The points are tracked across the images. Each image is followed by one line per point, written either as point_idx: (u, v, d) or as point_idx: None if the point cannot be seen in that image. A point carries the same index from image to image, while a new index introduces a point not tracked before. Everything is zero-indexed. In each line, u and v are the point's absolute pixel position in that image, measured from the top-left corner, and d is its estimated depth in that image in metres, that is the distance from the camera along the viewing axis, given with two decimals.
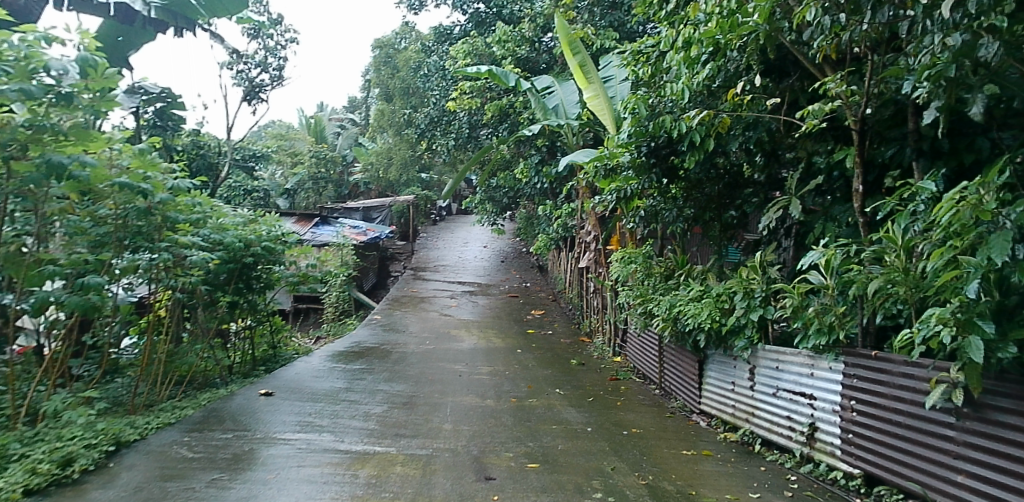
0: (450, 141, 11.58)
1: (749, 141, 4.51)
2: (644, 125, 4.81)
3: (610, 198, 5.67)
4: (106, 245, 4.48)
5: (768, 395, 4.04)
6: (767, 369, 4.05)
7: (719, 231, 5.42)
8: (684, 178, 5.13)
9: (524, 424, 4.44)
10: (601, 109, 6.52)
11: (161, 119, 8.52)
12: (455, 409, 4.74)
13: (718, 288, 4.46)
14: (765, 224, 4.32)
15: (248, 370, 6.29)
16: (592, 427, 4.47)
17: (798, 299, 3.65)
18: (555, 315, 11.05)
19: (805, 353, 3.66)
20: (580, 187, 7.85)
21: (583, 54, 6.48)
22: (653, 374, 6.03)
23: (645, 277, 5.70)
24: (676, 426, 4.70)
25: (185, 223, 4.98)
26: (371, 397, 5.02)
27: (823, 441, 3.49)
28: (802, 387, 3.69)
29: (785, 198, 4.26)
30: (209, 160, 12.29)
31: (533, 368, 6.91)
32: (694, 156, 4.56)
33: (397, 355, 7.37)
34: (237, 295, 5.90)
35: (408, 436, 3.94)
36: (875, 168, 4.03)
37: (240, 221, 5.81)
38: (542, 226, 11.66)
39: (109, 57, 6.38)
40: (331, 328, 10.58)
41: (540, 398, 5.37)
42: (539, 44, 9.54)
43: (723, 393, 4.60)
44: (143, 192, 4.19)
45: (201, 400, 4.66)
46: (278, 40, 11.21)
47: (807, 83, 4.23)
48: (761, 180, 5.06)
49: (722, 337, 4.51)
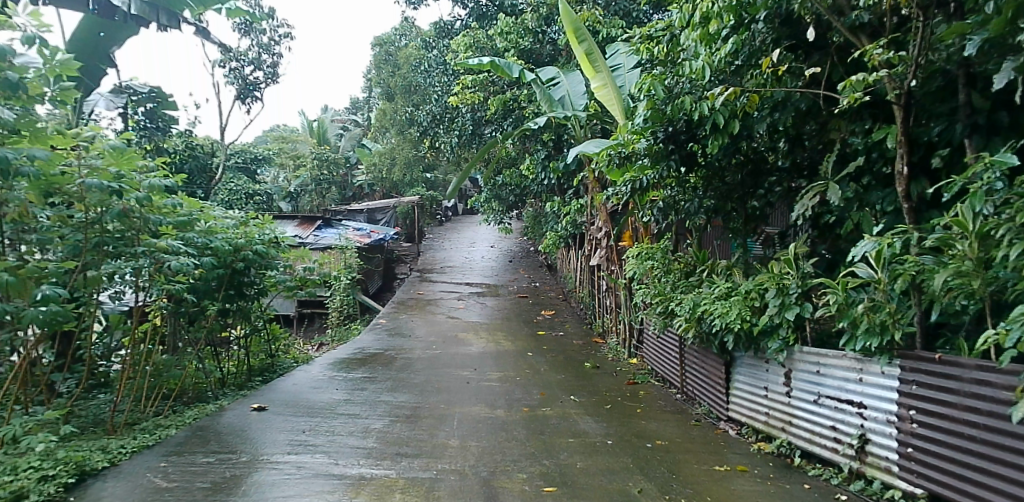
0: (453, 139, 11.20)
1: (778, 122, 4.12)
2: (661, 108, 4.35)
3: (623, 190, 5.29)
4: (82, 252, 4.16)
5: (807, 402, 3.67)
6: (806, 374, 3.68)
7: (743, 223, 5.02)
8: (704, 165, 4.74)
9: (538, 437, 4.06)
10: (609, 99, 6.14)
11: (152, 120, 8.20)
12: (463, 422, 4.36)
13: (746, 285, 4.07)
14: (800, 212, 3.93)
15: (244, 381, 5.94)
16: (613, 440, 4.09)
17: (843, 296, 3.24)
18: (566, 315, 10.67)
19: (852, 357, 3.29)
20: (590, 181, 7.40)
21: (589, 41, 6.05)
22: (674, 377, 5.66)
23: (663, 274, 5.30)
24: (703, 437, 4.31)
25: (169, 227, 4.64)
26: (372, 410, 4.66)
27: (876, 455, 3.14)
28: (849, 394, 3.33)
29: (821, 183, 3.87)
30: (202, 161, 11.95)
31: (546, 372, 6.52)
32: (716, 141, 4.12)
33: (401, 361, 7.00)
34: (227, 304, 5.51)
35: (410, 455, 3.58)
36: (919, 147, 3.65)
37: (231, 223, 5.46)
38: (550, 224, 11.26)
39: (90, 53, 6.07)
40: (334, 334, 10.23)
41: (555, 406, 4.99)
42: (543, 35, 9.13)
43: (754, 400, 4.23)
44: (115, 191, 3.91)
45: (188, 418, 4.28)
46: (272, 36, 10.91)
47: (846, 56, 3.83)
48: (786, 167, 4.66)
49: (752, 338, 4.11)
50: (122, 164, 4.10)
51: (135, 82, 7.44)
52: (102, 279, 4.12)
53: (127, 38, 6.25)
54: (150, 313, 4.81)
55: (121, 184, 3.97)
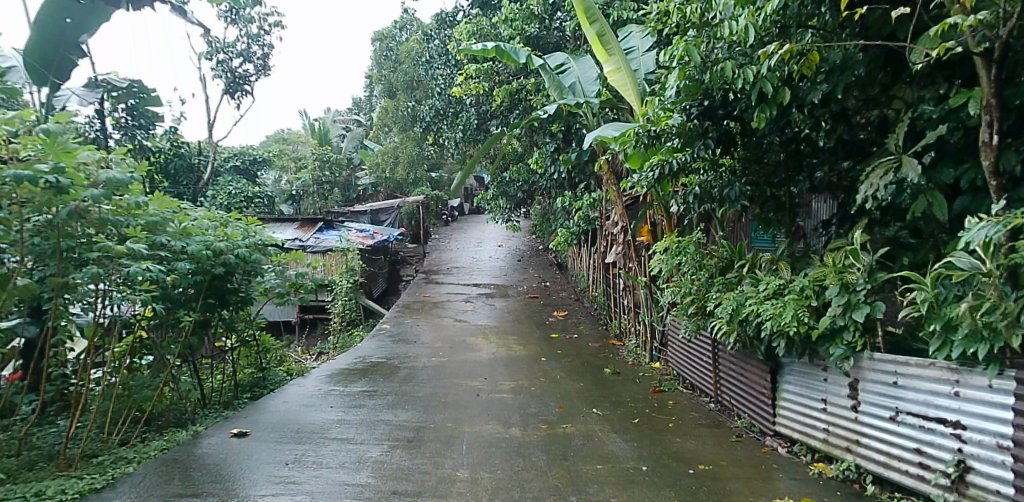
0: (457, 133, 10.64)
1: (834, 90, 3.53)
2: (696, 77, 3.77)
3: (646, 179, 4.63)
4: (42, 258, 3.72)
5: (879, 419, 3.11)
6: (878, 386, 3.11)
7: (783, 211, 4.46)
8: (743, 145, 4.20)
9: (560, 463, 3.51)
10: (624, 85, 5.53)
11: (134, 117, 7.67)
12: (473, 446, 3.80)
13: (800, 282, 3.51)
14: (866, 193, 3.30)
15: (230, 398, 5.38)
16: (647, 466, 3.52)
17: (932, 293, 2.70)
18: (580, 315, 10.08)
19: (942, 368, 2.73)
20: (603, 172, 6.70)
21: (601, 21, 5.46)
22: (706, 384, 5.05)
23: (694, 272, 4.64)
24: (749, 457, 3.72)
25: (138, 228, 4.07)
26: (369, 432, 4.12)
27: (982, 487, 2.61)
28: (938, 412, 2.77)
29: (891, 159, 3.26)
30: (188, 160, 11.36)
31: (563, 381, 5.94)
32: (764, 113, 3.55)
33: (405, 371, 6.43)
34: (208, 313, 4.89)
35: (410, 494, 3.06)
36: (1010, 112, 3.06)
37: (210, 224, 4.86)
38: (560, 221, 10.68)
39: (52, 40, 5.53)
40: (336, 341, 9.69)
41: (576, 423, 4.41)
42: (549, 21, 8.56)
43: (809, 413, 3.64)
44: (51, 182, 3.35)
45: (153, 449, 3.74)
46: (260, 26, 10.38)
47: (925, 5, 3.22)
48: (835, 147, 4.04)
49: (809, 342, 3.50)
50: (67, 157, 3.49)
51: (112, 76, 6.76)
52: (37, 288, 3.58)
53: (96, 24, 5.65)
54: (135, 325, 4.36)
55: (60, 177, 3.41)
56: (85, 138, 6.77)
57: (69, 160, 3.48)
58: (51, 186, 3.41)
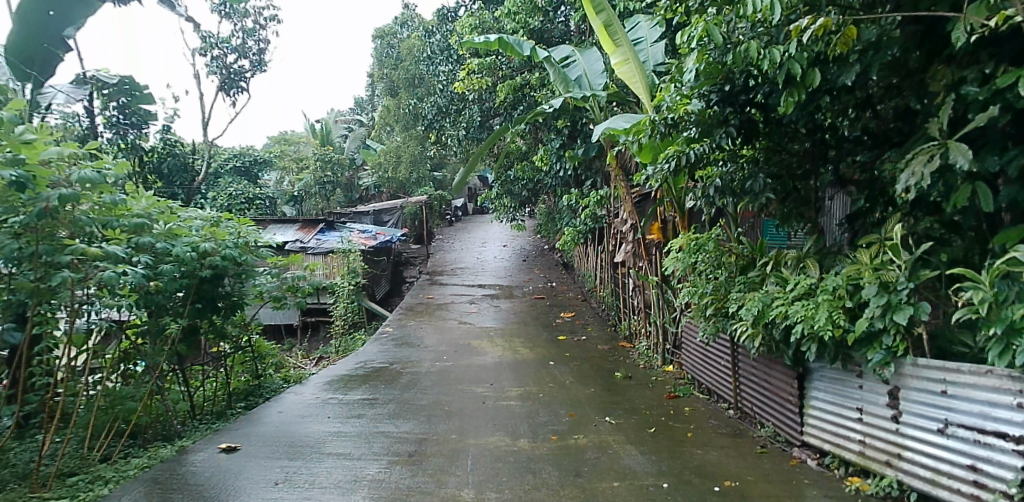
0: (460, 131, 10.38)
1: (868, 71, 3.23)
2: (716, 59, 3.48)
3: (660, 172, 4.35)
4: (18, 262, 3.44)
5: (925, 432, 2.82)
6: (924, 395, 2.82)
7: (808, 204, 4.15)
8: (765, 134, 3.93)
9: (574, 481, 3.25)
10: (632, 77, 5.22)
11: (125, 115, 7.42)
12: (479, 461, 3.53)
13: (832, 281, 3.22)
14: (907, 183, 3.00)
15: (223, 408, 5.11)
16: (669, 483, 3.25)
17: (992, 293, 2.52)
18: (588, 316, 9.79)
19: (1001, 375, 2.47)
20: (611, 167, 6.40)
21: (608, 10, 5.15)
22: (725, 390, 4.76)
23: (713, 271, 4.36)
24: (778, 471, 3.44)
25: (117, 231, 3.81)
26: (367, 446, 3.84)
27: None
28: (998, 425, 2.50)
29: (935, 144, 2.97)
30: (182, 159, 11.06)
31: (573, 386, 5.66)
32: (791, 97, 3.26)
33: (407, 378, 6.15)
34: (196, 319, 4.65)
35: None
36: None
37: (199, 225, 4.59)
38: (565, 220, 10.40)
39: (31, 32, 5.28)
40: (337, 345, 9.43)
41: (588, 433, 4.13)
42: (553, 14, 8.27)
43: (842, 423, 3.35)
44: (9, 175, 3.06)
45: (133, 467, 3.54)
46: (255, 20, 10.13)
47: None
48: (862, 136, 3.77)
49: (842, 346, 3.21)
50: (30, 150, 3.27)
51: (102, 73, 6.56)
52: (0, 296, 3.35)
53: (79, 16, 5.41)
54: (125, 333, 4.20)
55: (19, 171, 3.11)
56: (75, 138, 6.54)
57: (30, 152, 3.25)
58: (10, 182, 3.15)
